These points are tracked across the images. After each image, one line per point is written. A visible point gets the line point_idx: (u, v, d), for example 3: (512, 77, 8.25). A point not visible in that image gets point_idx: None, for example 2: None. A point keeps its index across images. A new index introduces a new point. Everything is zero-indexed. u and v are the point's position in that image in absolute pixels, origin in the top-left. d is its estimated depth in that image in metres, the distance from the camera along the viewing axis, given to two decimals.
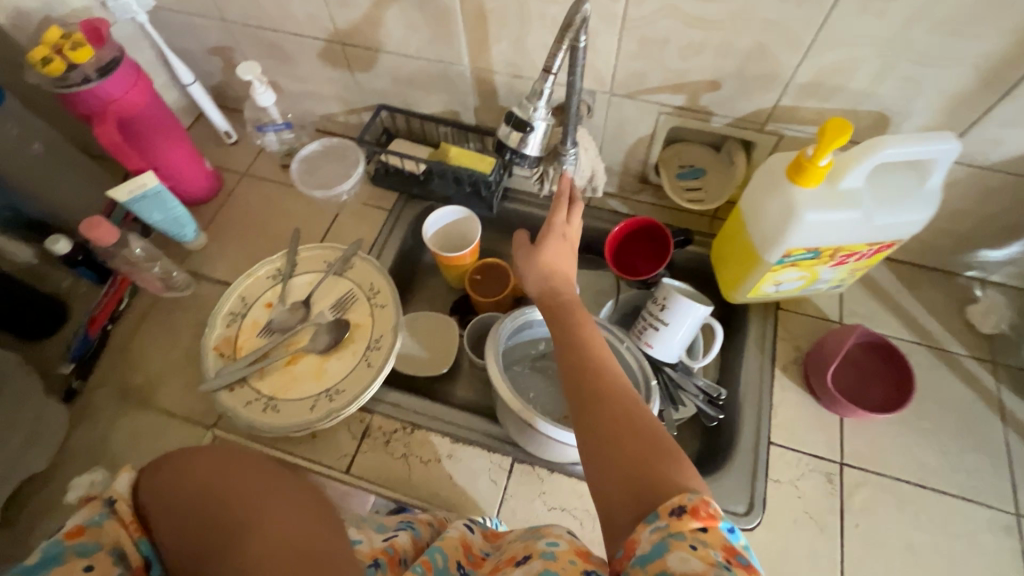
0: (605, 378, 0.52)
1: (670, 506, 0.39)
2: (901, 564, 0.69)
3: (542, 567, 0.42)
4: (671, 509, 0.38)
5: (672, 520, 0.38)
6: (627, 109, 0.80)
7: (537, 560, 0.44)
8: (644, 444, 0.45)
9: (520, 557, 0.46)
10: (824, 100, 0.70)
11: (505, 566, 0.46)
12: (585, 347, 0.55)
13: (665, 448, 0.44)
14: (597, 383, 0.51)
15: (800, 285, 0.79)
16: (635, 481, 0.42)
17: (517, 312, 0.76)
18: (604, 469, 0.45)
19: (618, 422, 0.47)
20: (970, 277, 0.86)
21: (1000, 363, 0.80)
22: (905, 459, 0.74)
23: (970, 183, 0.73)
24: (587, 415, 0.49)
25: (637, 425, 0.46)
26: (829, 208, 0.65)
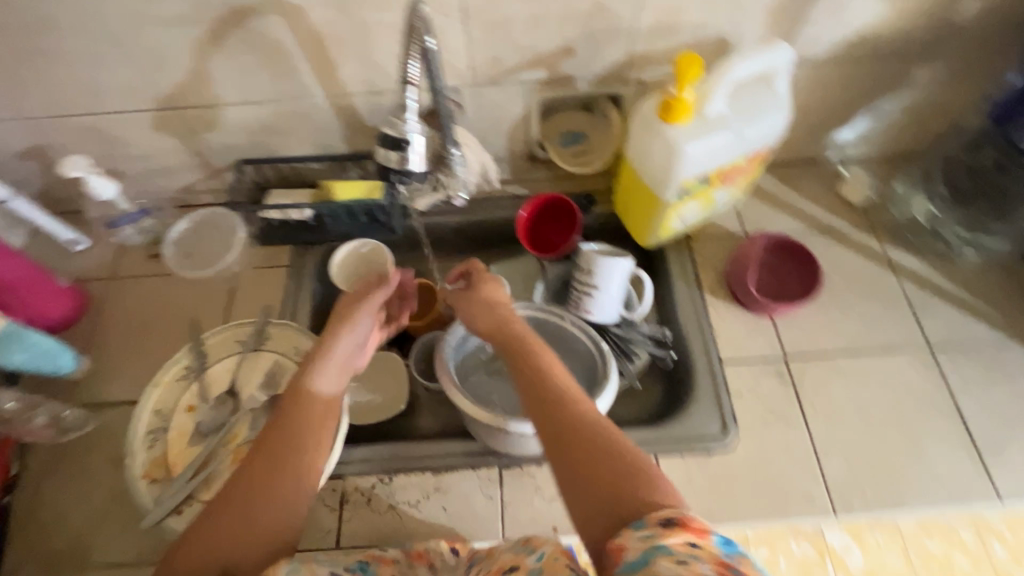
0: (567, 408, 0.53)
1: (659, 519, 0.42)
2: (859, 425, 0.76)
3: None
4: (659, 522, 0.42)
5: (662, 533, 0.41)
6: (495, 96, 0.79)
7: None
8: (625, 469, 0.48)
9: (508, 568, 0.51)
10: (670, 39, 0.73)
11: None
12: (546, 377, 0.56)
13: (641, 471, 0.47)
14: (568, 409, 0.53)
15: (700, 213, 0.83)
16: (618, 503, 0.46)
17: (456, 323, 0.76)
18: (584, 496, 0.47)
19: (593, 450, 0.49)
20: (833, 159, 0.96)
21: (877, 226, 0.91)
22: (833, 334, 0.82)
23: (809, 79, 0.80)
24: (557, 447, 0.51)
25: (611, 449, 0.49)
26: (704, 135, 0.69)
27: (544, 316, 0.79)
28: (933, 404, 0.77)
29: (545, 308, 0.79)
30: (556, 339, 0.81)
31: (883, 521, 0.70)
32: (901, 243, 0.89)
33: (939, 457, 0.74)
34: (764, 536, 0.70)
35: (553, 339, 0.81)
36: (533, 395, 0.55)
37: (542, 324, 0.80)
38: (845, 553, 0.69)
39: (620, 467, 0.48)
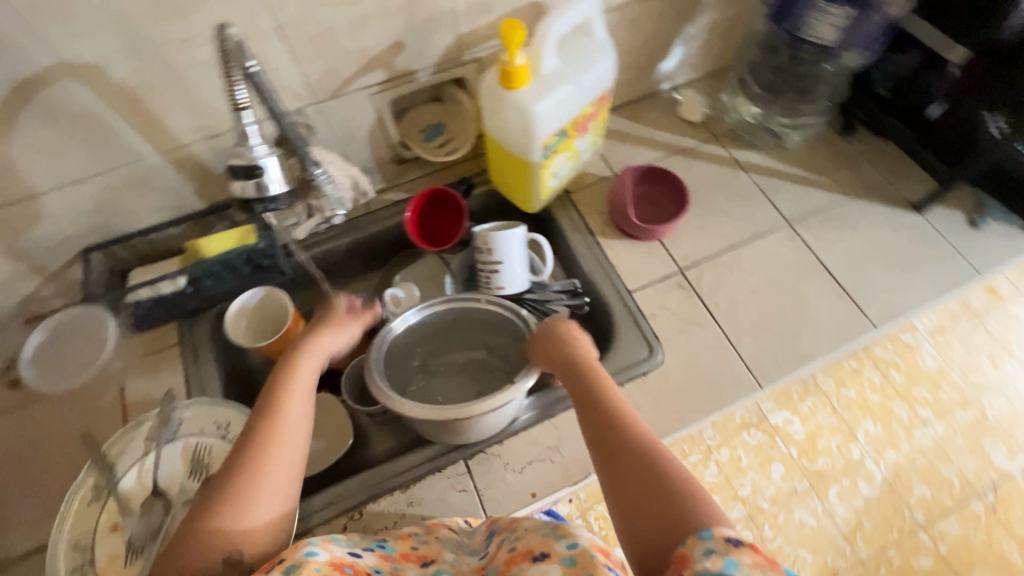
0: (631, 433, 0.55)
1: (727, 534, 0.41)
2: (756, 306, 0.86)
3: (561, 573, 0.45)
4: (728, 538, 0.40)
5: (727, 545, 0.39)
6: (341, 108, 0.78)
7: (555, 563, 0.46)
8: (675, 490, 0.48)
9: (535, 553, 0.48)
10: (490, 13, 0.77)
11: (522, 563, 0.48)
12: (609, 406, 0.58)
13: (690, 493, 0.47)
14: (629, 431, 0.55)
15: (569, 165, 0.88)
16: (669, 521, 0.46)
17: (373, 345, 0.72)
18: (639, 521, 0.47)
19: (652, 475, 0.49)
20: (667, 89, 1.06)
21: (719, 135, 1.02)
22: (713, 237, 0.92)
23: (623, 22, 0.88)
24: (610, 464, 0.53)
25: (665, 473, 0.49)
26: (549, 92, 0.73)
27: (458, 307, 0.78)
28: (805, 268, 0.89)
29: (456, 299, 0.78)
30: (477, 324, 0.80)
31: (801, 387, 0.87)
32: (741, 144, 1.01)
33: (823, 310, 0.86)
34: (720, 438, 0.83)
35: (474, 325, 0.81)
36: (594, 426, 0.57)
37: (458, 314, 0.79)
38: (788, 425, 0.84)
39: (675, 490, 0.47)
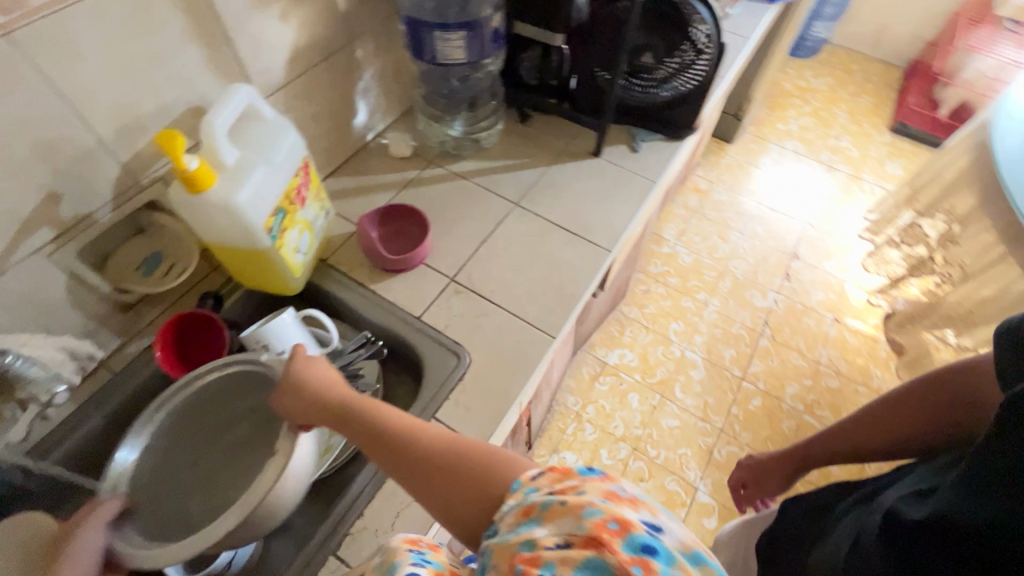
0: (422, 446, 0.55)
1: (529, 474, 0.45)
2: (524, 277, 0.99)
3: None
4: (531, 476, 0.45)
5: (534, 480, 0.45)
6: (14, 285, 0.68)
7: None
8: (476, 468, 0.50)
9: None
10: (145, 133, 0.75)
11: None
12: (390, 430, 0.57)
13: (491, 463, 0.50)
14: (417, 445, 0.55)
15: (309, 236, 0.90)
16: (479, 496, 0.49)
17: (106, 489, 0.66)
18: (455, 505, 0.50)
19: (451, 464, 0.52)
20: (373, 137, 1.16)
21: (433, 158, 1.14)
22: (465, 239, 1.03)
23: (293, 97, 0.93)
24: (422, 483, 0.53)
25: (462, 458, 0.52)
26: (244, 181, 0.74)
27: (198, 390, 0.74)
28: (544, 231, 1.05)
29: (185, 381, 0.74)
30: (229, 390, 0.76)
31: None
32: (454, 158, 1.15)
33: (570, 255, 1.02)
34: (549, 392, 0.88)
35: (229, 398, 0.75)
36: (386, 458, 0.56)
37: (202, 400, 0.75)
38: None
39: (481, 464, 0.50)
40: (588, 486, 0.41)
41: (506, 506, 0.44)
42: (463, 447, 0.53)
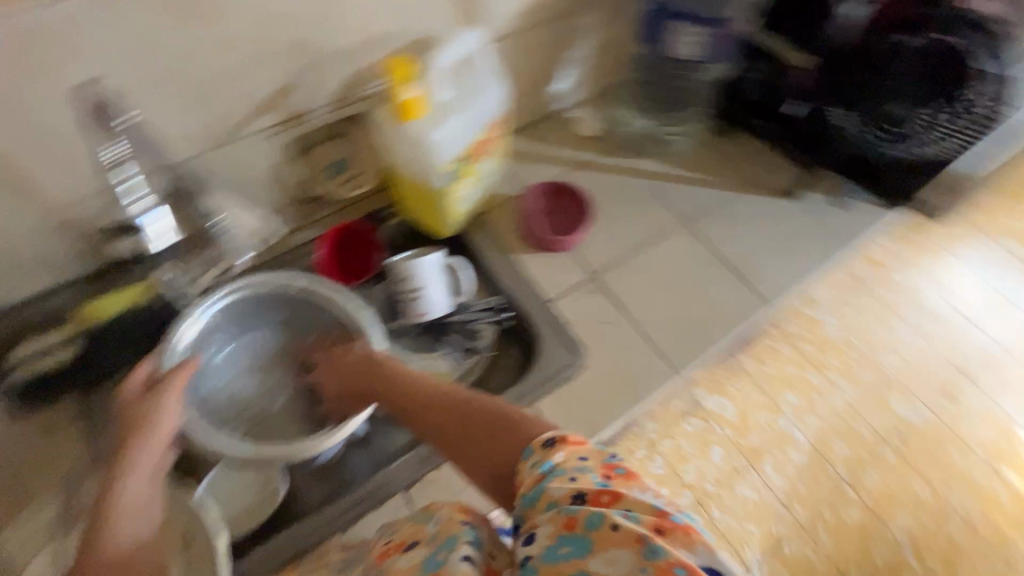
0: (449, 413, 0.62)
1: (544, 440, 0.51)
2: (666, 300, 0.92)
3: (424, 555, 0.47)
4: (545, 443, 0.51)
5: (545, 453, 0.50)
6: (236, 153, 0.78)
7: (422, 546, 0.49)
8: (495, 424, 0.57)
9: (409, 542, 0.51)
10: (377, 51, 0.79)
11: (396, 553, 0.51)
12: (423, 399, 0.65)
13: (506, 415, 0.57)
14: (445, 416, 0.62)
15: (479, 189, 0.91)
16: (501, 450, 0.55)
17: (170, 348, 0.72)
18: (479, 459, 0.56)
19: (473, 419, 0.59)
20: (563, 108, 1.11)
21: (615, 146, 1.09)
22: (620, 240, 0.98)
23: (510, 48, 0.93)
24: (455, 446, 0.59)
25: (484, 412, 0.59)
26: (444, 124, 0.77)
27: (275, 293, 0.80)
28: (703, 260, 0.97)
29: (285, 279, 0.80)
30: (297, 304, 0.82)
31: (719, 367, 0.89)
32: (636, 152, 1.09)
33: (723, 294, 0.94)
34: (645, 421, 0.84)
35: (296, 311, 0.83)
36: (424, 423, 0.63)
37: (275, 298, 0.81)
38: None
39: (497, 420, 0.57)
40: (599, 473, 0.46)
41: (529, 492, 0.48)
42: (479, 400, 0.60)
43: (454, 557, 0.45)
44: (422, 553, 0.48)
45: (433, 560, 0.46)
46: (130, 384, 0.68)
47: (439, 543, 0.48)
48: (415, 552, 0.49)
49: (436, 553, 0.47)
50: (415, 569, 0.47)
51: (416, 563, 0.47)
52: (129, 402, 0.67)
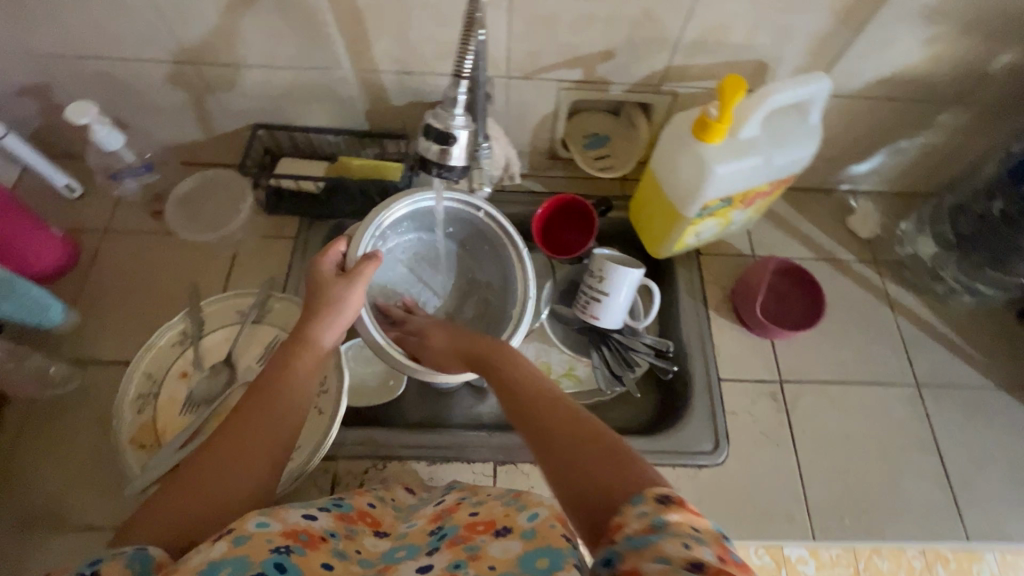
0: (547, 412, 0.52)
1: (657, 492, 0.40)
2: (844, 452, 0.79)
3: (521, 550, 0.40)
4: (658, 495, 0.39)
5: (658, 506, 0.39)
6: (527, 90, 0.78)
7: (517, 539, 0.42)
8: (602, 448, 0.46)
9: (500, 526, 0.44)
10: (710, 55, 0.73)
11: (483, 535, 0.44)
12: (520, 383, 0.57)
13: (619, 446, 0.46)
14: (541, 411, 0.52)
15: (715, 230, 0.84)
16: (597, 475, 0.44)
17: (371, 223, 0.66)
18: (569, 476, 0.45)
19: (577, 430, 0.49)
20: (845, 191, 0.98)
21: (881, 261, 0.93)
22: (828, 361, 0.85)
23: (840, 109, 0.81)
24: (542, 450, 0.49)
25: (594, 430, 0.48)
26: (735, 160, 0.69)
27: (461, 212, 0.72)
28: (915, 440, 0.80)
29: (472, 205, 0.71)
30: (480, 236, 0.74)
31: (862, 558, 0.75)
32: (902, 280, 0.91)
33: (918, 490, 0.77)
34: (745, 554, 0.74)
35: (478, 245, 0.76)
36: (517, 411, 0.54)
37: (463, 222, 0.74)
38: (799, 562, 0.75)
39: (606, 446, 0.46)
40: (717, 552, 0.35)
41: (633, 538, 0.37)
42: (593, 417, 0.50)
43: (562, 575, 0.36)
44: (518, 547, 0.41)
45: (534, 565, 0.38)
46: (326, 260, 0.63)
47: (540, 543, 0.40)
48: (508, 540, 0.42)
49: (536, 555, 0.39)
50: (508, 563, 0.39)
51: (510, 557, 0.40)
52: (323, 281, 0.61)
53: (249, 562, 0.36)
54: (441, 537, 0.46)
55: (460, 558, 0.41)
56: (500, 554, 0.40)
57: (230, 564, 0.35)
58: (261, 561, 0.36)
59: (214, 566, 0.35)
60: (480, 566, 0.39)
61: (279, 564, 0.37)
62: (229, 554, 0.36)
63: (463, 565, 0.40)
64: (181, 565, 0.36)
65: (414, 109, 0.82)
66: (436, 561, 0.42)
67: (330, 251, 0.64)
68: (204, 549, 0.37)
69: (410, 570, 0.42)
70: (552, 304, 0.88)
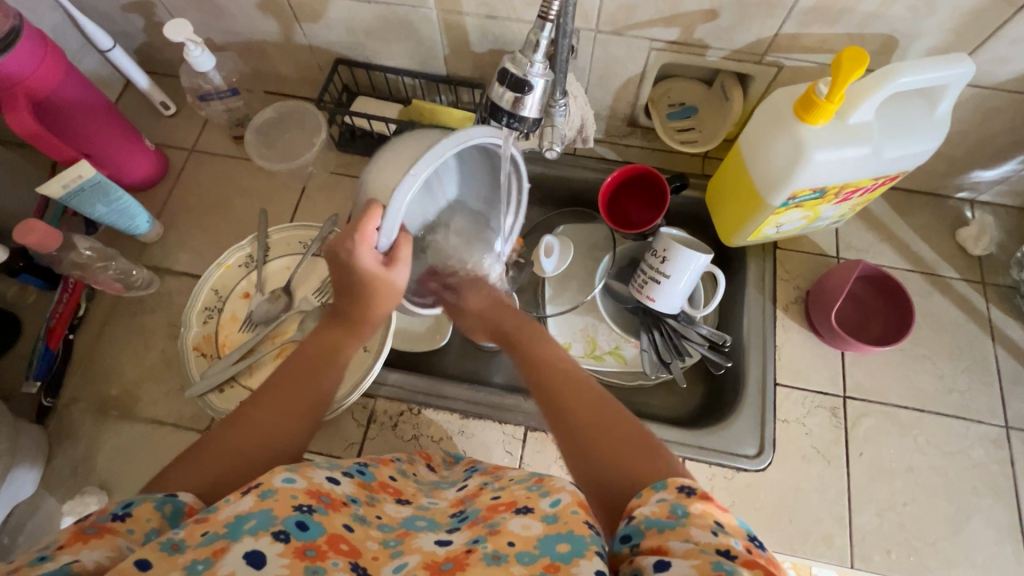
0: (572, 392, 0.52)
1: (680, 483, 0.40)
2: (902, 484, 0.72)
3: (542, 534, 0.39)
4: (680, 486, 0.40)
5: (678, 495, 0.39)
6: (615, 47, 0.72)
7: (537, 521, 0.40)
8: (636, 444, 0.46)
9: (520, 505, 0.43)
10: (830, 25, 0.64)
11: (503, 512, 0.43)
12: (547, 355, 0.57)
13: (650, 441, 0.46)
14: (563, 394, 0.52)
15: (800, 224, 0.77)
16: (625, 472, 0.44)
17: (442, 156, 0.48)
18: (599, 469, 0.45)
19: (597, 421, 0.48)
20: (960, 199, 0.86)
21: (989, 283, 0.82)
22: (903, 384, 0.77)
23: (976, 103, 0.70)
24: (559, 426, 0.50)
25: (618, 425, 0.48)
26: (839, 146, 0.62)
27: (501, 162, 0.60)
28: (991, 486, 0.72)
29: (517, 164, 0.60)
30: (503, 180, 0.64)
31: None
32: (1011, 308, 0.80)
33: (983, 539, 0.70)
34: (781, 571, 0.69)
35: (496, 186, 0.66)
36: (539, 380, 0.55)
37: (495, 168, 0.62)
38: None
39: (634, 448, 0.45)
40: (741, 541, 0.36)
41: (655, 518, 0.38)
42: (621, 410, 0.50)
43: (581, 562, 0.35)
44: (539, 528, 0.40)
45: (554, 549, 0.37)
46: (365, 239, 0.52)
47: (562, 529, 0.39)
48: (528, 518, 0.41)
49: (557, 539, 0.38)
50: (527, 543, 0.38)
51: (530, 536, 0.39)
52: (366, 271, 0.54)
53: (272, 518, 0.37)
54: (462, 518, 0.46)
55: (480, 534, 0.41)
56: (518, 530, 0.40)
57: (255, 518, 0.37)
58: (283, 519, 0.38)
59: (241, 519, 0.37)
60: (498, 542, 0.39)
61: (301, 522, 0.38)
62: (256, 508, 0.38)
63: (482, 542, 0.40)
64: (211, 515, 0.38)
65: (494, 58, 0.79)
66: (455, 538, 0.42)
67: (367, 232, 0.51)
68: (234, 500, 0.39)
69: (429, 542, 0.42)
70: (607, 278, 0.85)
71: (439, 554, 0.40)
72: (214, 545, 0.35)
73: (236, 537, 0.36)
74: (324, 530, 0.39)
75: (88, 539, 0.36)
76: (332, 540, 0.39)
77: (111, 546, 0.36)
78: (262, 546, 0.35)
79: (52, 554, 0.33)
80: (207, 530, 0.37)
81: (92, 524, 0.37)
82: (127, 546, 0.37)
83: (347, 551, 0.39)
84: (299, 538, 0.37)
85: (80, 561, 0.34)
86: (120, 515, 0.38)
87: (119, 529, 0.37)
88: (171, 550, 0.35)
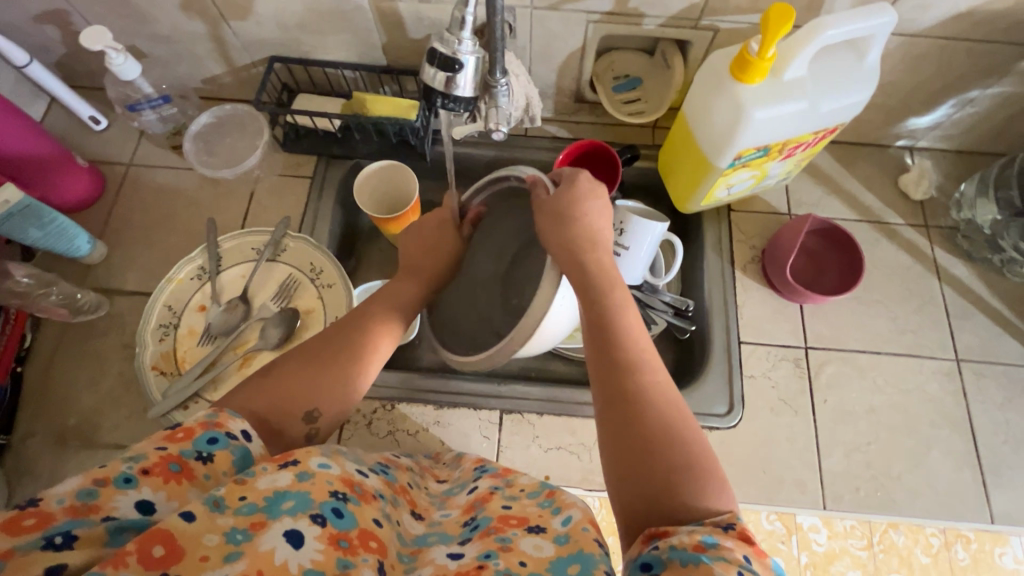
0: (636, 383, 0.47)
1: (720, 521, 0.39)
2: (866, 425, 0.75)
3: (555, 555, 0.39)
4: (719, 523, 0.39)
5: (714, 529, 0.38)
6: (553, 23, 0.72)
7: (549, 541, 0.41)
8: (677, 471, 0.42)
9: (532, 523, 0.44)
10: None
11: (514, 528, 0.43)
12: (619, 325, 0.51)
13: (693, 469, 0.43)
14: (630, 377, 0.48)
15: (749, 184, 0.78)
16: (658, 496, 0.42)
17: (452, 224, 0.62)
18: (629, 475, 0.43)
19: (649, 425, 0.45)
20: (901, 146, 0.89)
21: (933, 226, 0.85)
22: (858, 329, 0.80)
23: (905, 51, 0.72)
24: (609, 410, 0.47)
25: (670, 438, 0.44)
26: (776, 103, 0.63)
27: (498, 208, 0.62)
28: (947, 416, 0.76)
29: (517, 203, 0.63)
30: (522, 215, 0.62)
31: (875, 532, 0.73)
32: (954, 247, 0.84)
33: (943, 468, 0.73)
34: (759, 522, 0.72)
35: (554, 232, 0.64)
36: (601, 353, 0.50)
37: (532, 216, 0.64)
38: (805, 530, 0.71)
39: (677, 474, 0.42)
40: None
41: (679, 549, 0.36)
42: (683, 424, 0.45)
43: None
44: (551, 549, 0.40)
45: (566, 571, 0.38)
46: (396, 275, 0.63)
47: (573, 550, 0.40)
48: (539, 538, 0.42)
49: (568, 561, 0.39)
50: (539, 564, 0.38)
51: (543, 558, 0.39)
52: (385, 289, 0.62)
53: (310, 500, 0.37)
54: (474, 527, 0.45)
55: (491, 548, 0.40)
56: (533, 547, 0.41)
57: (293, 497, 0.37)
58: (320, 503, 0.37)
59: (279, 496, 0.37)
60: (510, 560, 0.39)
61: (337, 509, 0.38)
62: (293, 487, 0.37)
63: (494, 556, 0.39)
64: (248, 479, 0.38)
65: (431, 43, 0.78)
66: (466, 551, 0.41)
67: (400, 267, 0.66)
68: (271, 472, 0.39)
69: (442, 556, 0.41)
70: None
71: (451, 567, 0.39)
72: (253, 516, 0.35)
73: (275, 515, 0.35)
74: (356, 522, 0.38)
75: (172, 476, 0.38)
76: (363, 536, 0.38)
77: (182, 495, 0.37)
78: (301, 526, 0.35)
79: (136, 478, 0.36)
80: (245, 495, 0.36)
81: (178, 458, 0.38)
82: (198, 493, 0.38)
83: (376, 548, 0.38)
84: (334, 525, 0.36)
85: (156, 509, 0.36)
86: (204, 454, 0.39)
87: (197, 472, 0.38)
88: (212, 506, 0.35)
